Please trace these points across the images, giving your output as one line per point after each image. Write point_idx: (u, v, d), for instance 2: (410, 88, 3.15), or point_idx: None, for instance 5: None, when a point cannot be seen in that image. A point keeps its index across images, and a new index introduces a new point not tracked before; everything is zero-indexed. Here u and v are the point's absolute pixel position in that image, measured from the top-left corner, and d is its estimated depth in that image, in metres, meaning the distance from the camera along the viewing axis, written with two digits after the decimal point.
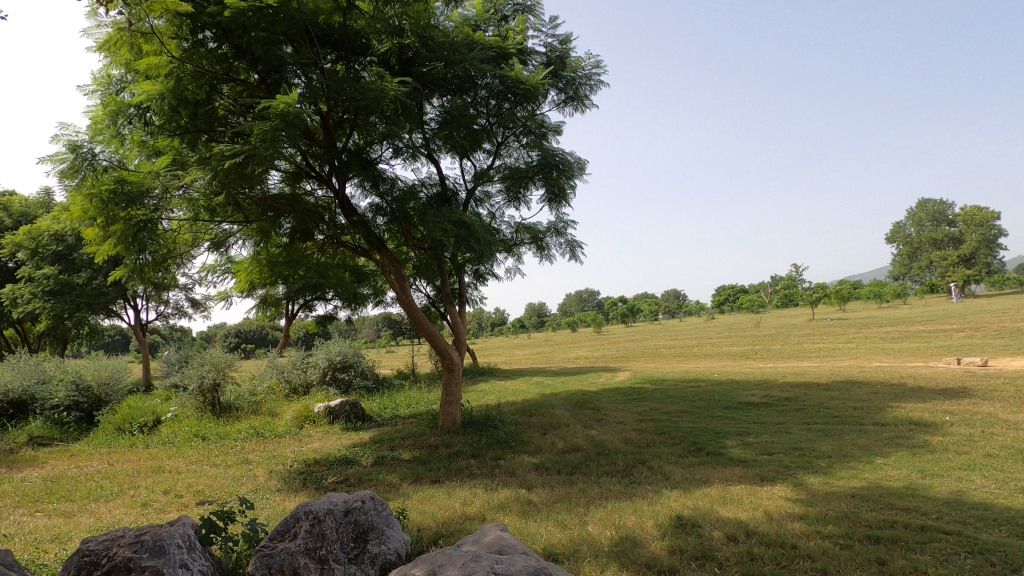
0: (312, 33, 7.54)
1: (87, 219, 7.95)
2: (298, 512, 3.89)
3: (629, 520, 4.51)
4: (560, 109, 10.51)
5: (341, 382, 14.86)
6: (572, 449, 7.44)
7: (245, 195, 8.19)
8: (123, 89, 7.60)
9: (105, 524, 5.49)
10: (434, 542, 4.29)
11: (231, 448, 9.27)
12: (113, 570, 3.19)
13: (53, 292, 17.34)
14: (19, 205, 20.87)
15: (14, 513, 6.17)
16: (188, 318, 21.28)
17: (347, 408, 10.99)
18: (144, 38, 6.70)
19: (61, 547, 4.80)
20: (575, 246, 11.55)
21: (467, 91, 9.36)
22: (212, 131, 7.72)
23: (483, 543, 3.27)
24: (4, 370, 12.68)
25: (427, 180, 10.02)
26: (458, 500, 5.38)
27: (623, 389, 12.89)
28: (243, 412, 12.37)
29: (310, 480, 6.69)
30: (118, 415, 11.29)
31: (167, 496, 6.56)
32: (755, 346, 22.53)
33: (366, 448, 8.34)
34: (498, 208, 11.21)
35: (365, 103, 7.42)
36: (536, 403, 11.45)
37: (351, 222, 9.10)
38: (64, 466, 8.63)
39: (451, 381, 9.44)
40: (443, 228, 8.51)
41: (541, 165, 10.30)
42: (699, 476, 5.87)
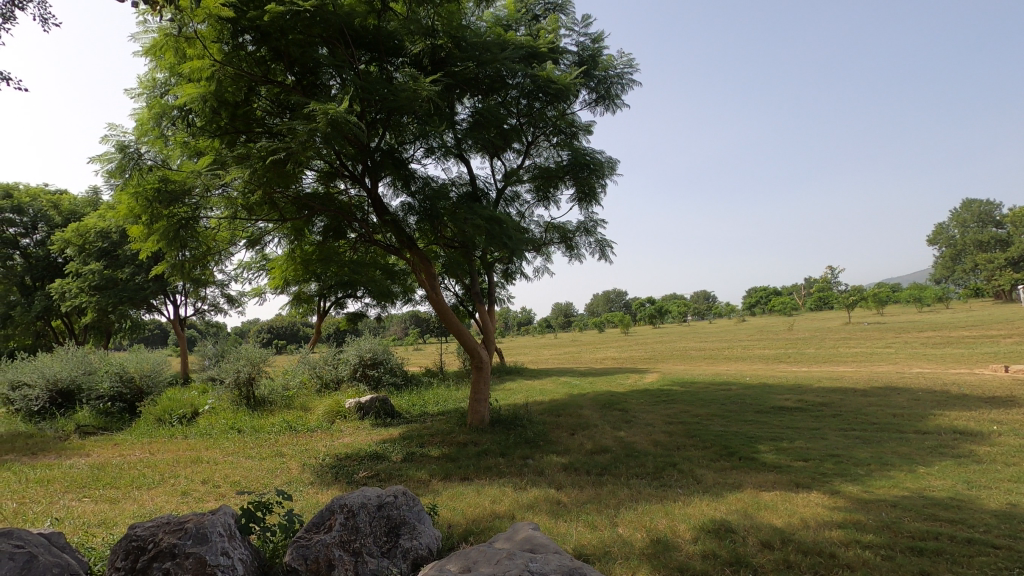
0: (348, 35, 7.68)
1: (132, 217, 8.27)
2: (333, 505, 3.97)
3: (660, 523, 4.46)
4: (590, 109, 10.48)
5: (370, 379, 15.14)
6: (601, 450, 7.41)
7: (280, 194, 8.38)
8: (167, 92, 7.84)
9: (148, 511, 5.71)
10: (465, 539, 4.33)
11: (265, 441, 9.51)
12: (159, 556, 3.32)
13: (98, 287, 18.03)
14: (68, 203, 21.92)
15: (63, 497, 6.47)
16: (223, 314, 21.86)
17: (377, 404, 11.16)
18: (188, 43, 6.92)
19: (107, 532, 5.02)
20: (605, 246, 11.48)
21: (499, 91, 9.42)
22: (250, 131, 7.94)
23: (515, 541, 3.29)
24: (54, 361, 13.29)
25: (457, 179, 10.10)
26: (486, 498, 5.42)
27: (652, 391, 12.76)
28: (277, 406, 12.69)
29: (342, 474, 6.83)
30: (159, 407, 11.71)
31: (206, 485, 6.78)
32: (790, 349, 22.07)
33: (395, 444, 8.47)
34: (528, 207, 11.23)
35: (399, 104, 7.53)
36: (564, 403, 11.43)
37: (383, 220, 9.25)
38: (109, 455, 8.98)
39: (479, 379, 9.53)
40: (475, 225, 8.60)
41: (571, 164, 10.28)
42: (732, 480, 5.77)
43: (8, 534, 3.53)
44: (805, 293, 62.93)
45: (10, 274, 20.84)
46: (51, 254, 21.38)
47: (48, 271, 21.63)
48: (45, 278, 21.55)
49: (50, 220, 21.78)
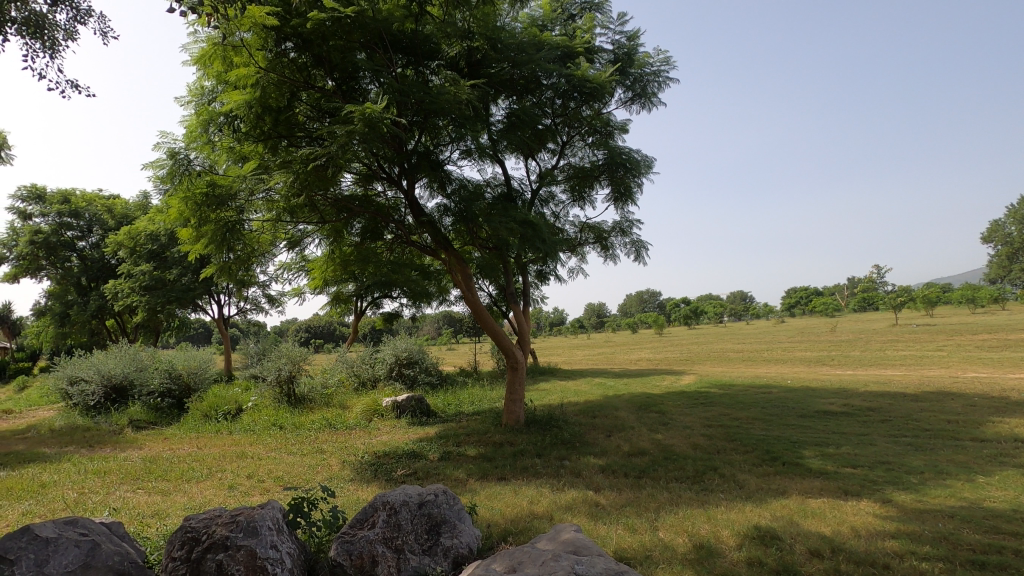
0: (386, 40, 7.80)
1: (182, 220, 8.59)
2: (376, 502, 4.04)
3: (703, 529, 4.38)
4: (626, 107, 10.37)
5: (406, 378, 15.34)
6: (638, 453, 7.33)
7: (320, 196, 8.53)
8: (214, 99, 8.14)
9: (197, 503, 5.93)
10: (504, 539, 4.35)
11: (306, 437, 9.74)
12: (213, 547, 3.43)
13: (148, 288, 18.80)
14: (120, 208, 22.98)
15: (119, 489, 6.77)
16: (264, 313, 22.51)
17: (413, 403, 11.31)
18: (234, 51, 7.15)
19: (161, 523, 5.22)
20: (640, 247, 11.35)
21: (533, 91, 9.43)
22: (291, 136, 8.14)
23: (558, 542, 3.28)
24: (108, 358, 13.92)
25: (492, 180, 10.14)
26: (524, 498, 5.43)
27: (690, 393, 12.55)
28: (317, 403, 12.98)
29: (381, 472, 6.94)
30: (206, 403, 12.14)
31: (251, 480, 6.99)
32: (833, 351, 21.39)
33: (432, 443, 8.55)
34: (563, 208, 11.19)
35: (436, 107, 7.60)
36: (599, 404, 11.36)
37: (419, 221, 9.38)
38: (160, 448, 9.36)
39: (515, 380, 9.54)
40: (510, 227, 8.62)
41: (606, 164, 10.19)
42: (776, 486, 5.63)
43: (74, 523, 3.72)
44: (848, 293, 60.77)
45: (68, 275, 21.98)
46: (106, 256, 22.42)
47: (103, 272, 22.73)
48: (99, 279, 22.59)
49: (104, 223, 22.86)
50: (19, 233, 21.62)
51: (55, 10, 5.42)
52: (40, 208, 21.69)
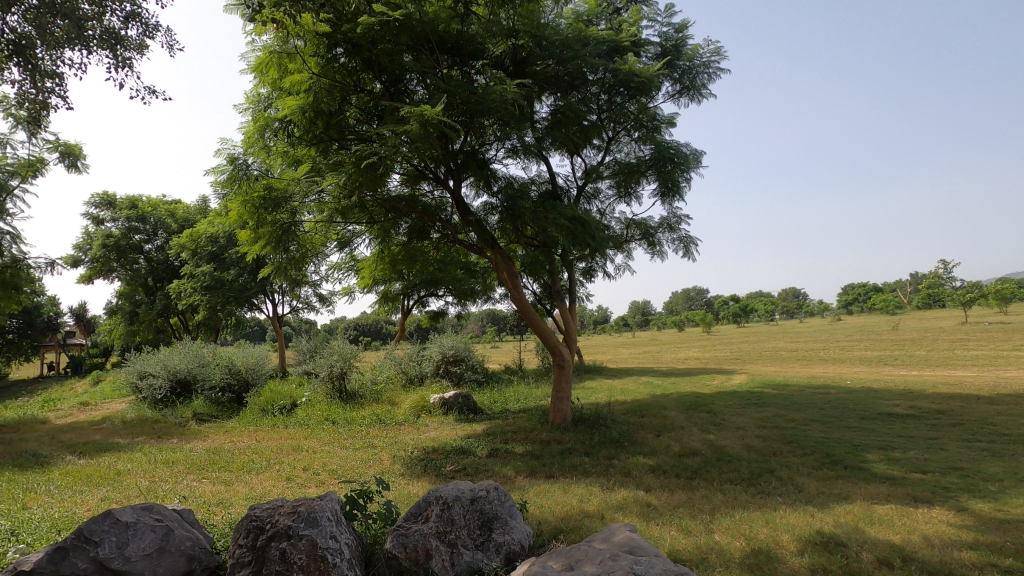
0: (432, 41, 7.89)
1: (241, 223, 8.96)
2: (429, 497, 4.09)
3: (761, 533, 4.24)
4: (674, 100, 10.14)
5: (452, 376, 15.50)
6: (690, 453, 7.18)
7: (370, 196, 8.72)
8: (269, 106, 8.44)
9: (258, 493, 6.19)
10: (555, 536, 4.34)
11: (357, 432, 10.01)
12: (276, 536, 3.56)
13: (208, 287, 19.74)
14: (183, 212, 24.28)
15: (186, 478, 7.15)
16: (315, 312, 23.24)
17: (460, 400, 11.46)
18: (289, 58, 7.48)
19: (225, 511, 5.48)
20: (689, 243, 11.09)
21: (578, 87, 9.36)
22: (342, 139, 8.35)
23: (613, 542, 3.25)
24: (174, 354, 14.71)
25: (537, 178, 10.12)
26: (573, 497, 5.41)
27: (742, 393, 12.18)
28: (367, 399, 13.29)
29: (431, 467, 7.06)
30: (263, 398, 12.66)
31: (307, 472, 7.24)
32: (896, 351, 20.30)
33: (480, 439, 8.63)
34: (609, 204, 11.06)
35: (483, 106, 7.64)
36: (647, 403, 11.17)
37: (465, 220, 9.48)
38: (222, 441, 9.82)
39: (562, 377, 9.51)
40: (557, 224, 8.59)
41: (653, 159, 10.01)
42: (838, 491, 5.40)
43: (149, 509, 3.95)
44: (910, 289, 57.56)
45: (136, 275, 23.32)
46: (169, 258, 23.68)
47: (167, 273, 24.02)
48: (164, 280, 23.88)
49: (168, 227, 24.19)
50: (93, 237, 23.10)
51: (128, 26, 5.75)
52: (110, 214, 23.11)
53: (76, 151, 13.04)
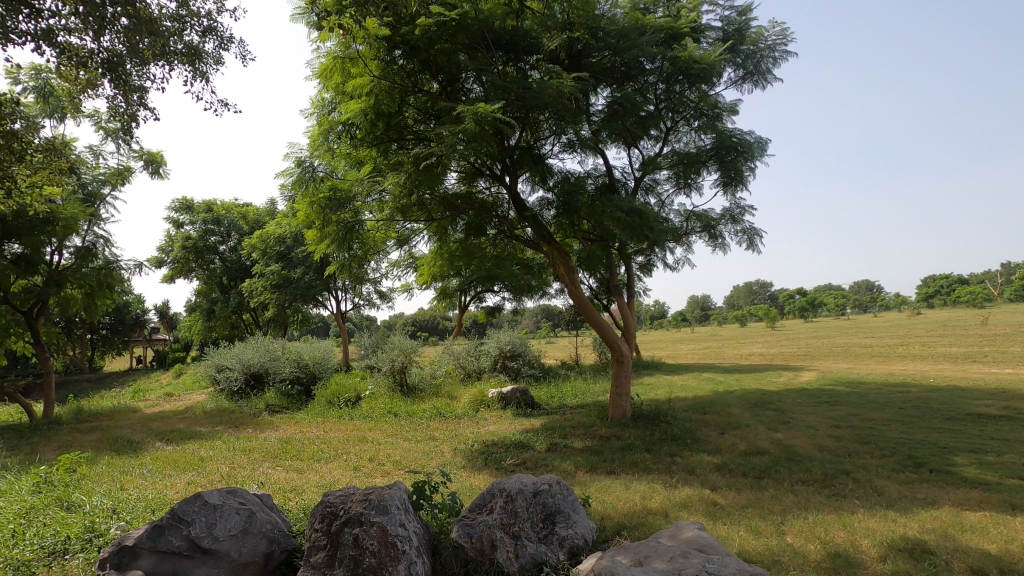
0: (488, 38, 7.96)
1: (308, 223, 9.36)
2: (493, 489, 4.15)
3: (838, 536, 4.05)
4: (736, 87, 9.77)
5: (509, 370, 15.63)
6: (757, 452, 6.94)
7: (428, 195, 8.91)
8: (333, 110, 8.75)
9: (328, 481, 6.50)
10: (619, 533, 4.31)
11: (419, 425, 10.29)
12: (349, 522, 3.72)
13: (277, 285, 20.77)
14: (253, 214, 25.65)
15: (263, 465, 7.58)
16: (376, 308, 23.97)
17: (518, 395, 11.54)
18: (351, 62, 7.74)
19: (299, 497, 5.78)
20: (753, 235, 10.68)
21: (635, 78, 9.17)
22: (401, 139, 8.54)
23: (682, 539, 3.20)
24: (248, 348, 15.61)
25: (594, 171, 10.01)
26: (636, 493, 5.35)
27: (812, 391, 11.61)
28: (427, 393, 13.63)
29: (491, 461, 7.16)
30: (330, 391, 13.23)
31: (372, 462, 7.51)
32: (986, 347, 18.75)
33: (539, 434, 8.67)
34: (667, 196, 10.81)
35: (539, 101, 7.63)
36: (710, 400, 10.86)
37: (522, 216, 9.52)
38: (293, 431, 10.34)
39: (620, 373, 9.39)
40: (615, 217, 8.47)
41: (715, 148, 9.68)
42: (923, 496, 5.07)
43: (234, 492, 4.22)
44: (1001, 280, 52.97)
45: (212, 275, 24.80)
46: (242, 258, 25.09)
47: (240, 272, 25.46)
48: (237, 279, 25.31)
49: (240, 229, 25.64)
50: (174, 239, 24.77)
51: (205, 40, 6.12)
52: (188, 218, 24.68)
53: (158, 159, 14.00)
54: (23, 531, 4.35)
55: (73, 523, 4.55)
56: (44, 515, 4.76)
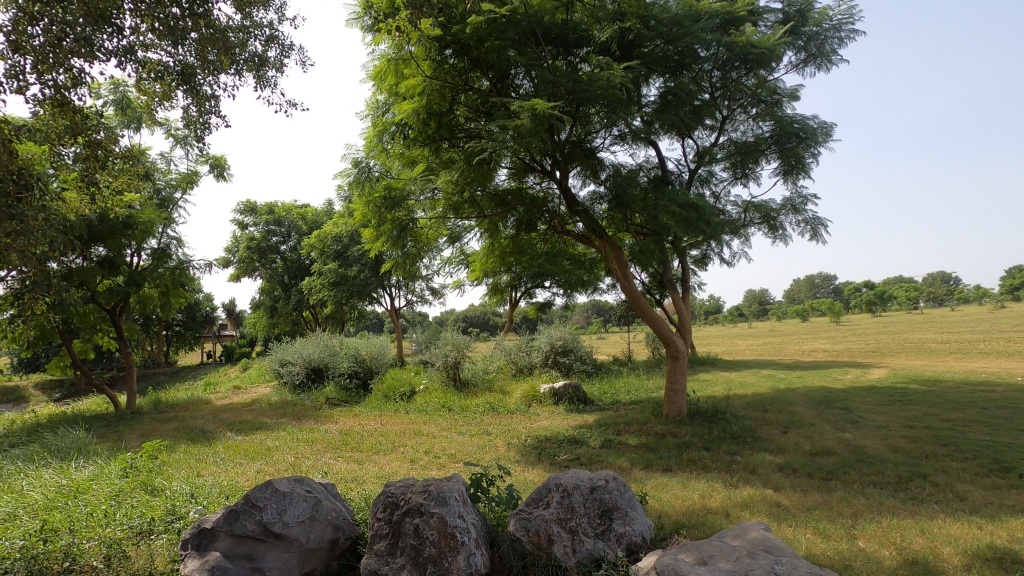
0: (538, 33, 7.95)
1: (365, 222, 9.62)
2: (549, 483, 4.15)
3: (916, 542, 3.83)
4: (798, 71, 9.33)
5: (561, 366, 15.59)
6: (823, 452, 6.64)
7: (480, 191, 8.99)
8: (387, 111, 8.94)
9: (387, 473, 6.70)
10: (678, 531, 4.23)
11: (472, 419, 10.44)
12: (410, 512, 3.82)
13: (335, 283, 21.51)
14: (312, 215, 26.67)
15: (325, 456, 7.90)
16: (429, 305, 24.43)
17: (570, 391, 11.51)
18: (404, 64, 7.92)
19: (360, 487, 5.99)
20: (816, 225, 10.20)
21: (689, 66, 8.92)
22: (452, 137, 8.63)
23: (747, 539, 3.11)
24: (309, 343, 16.34)
25: (646, 164, 9.82)
26: (694, 492, 5.24)
27: (883, 389, 10.99)
28: (479, 387, 13.80)
29: (545, 456, 7.18)
30: (386, 385, 13.61)
31: (429, 455, 7.68)
32: None
33: (592, 430, 8.61)
34: (723, 187, 10.48)
35: (590, 94, 7.54)
36: (771, 398, 10.47)
37: (573, 211, 9.45)
38: (352, 423, 10.70)
39: (676, 369, 9.20)
40: (669, 210, 8.28)
41: (775, 135, 9.28)
42: (1012, 502, 4.72)
43: (301, 481, 4.42)
44: None
45: (275, 274, 25.94)
46: (302, 258, 26.15)
47: (300, 271, 26.53)
48: (297, 277, 26.39)
49: (300, 230, 26.70)
50: (239, 240, 26.07)
51: (268, 48, 6.39)
52: (252, 219, 25.91)
53: (222, 163, 14.75)
54: (113, 512, 4.69)
55: (157, 506, 4.89)
56: (131, 498, 5.13)
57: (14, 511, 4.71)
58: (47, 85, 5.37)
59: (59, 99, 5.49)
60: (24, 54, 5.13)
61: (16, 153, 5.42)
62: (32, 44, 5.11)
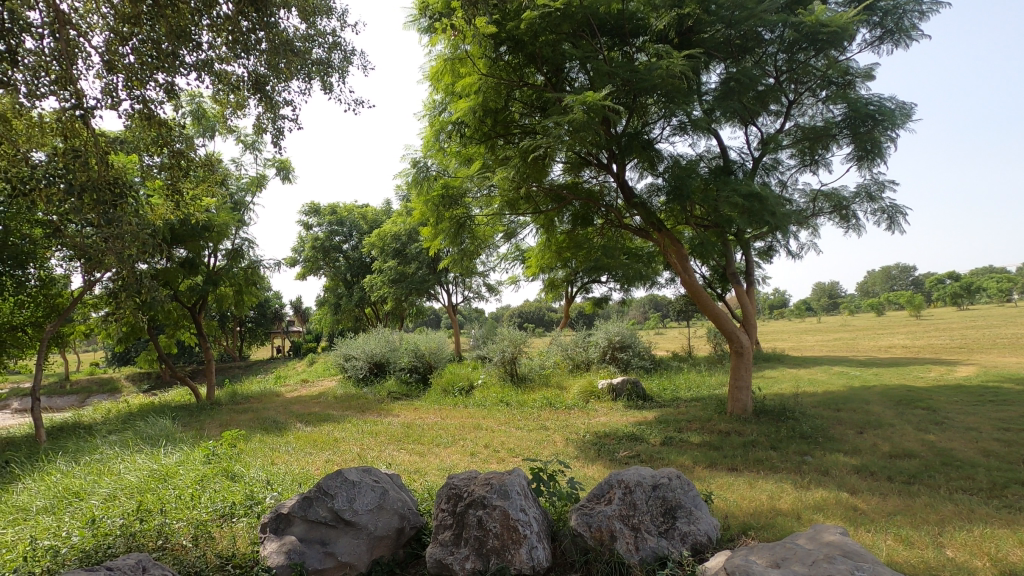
0: (593, 25, 7.85)
1: (424, 220, 9.84)
2: (611, 480, 4.12)
3: (1014, 554, 3.54)
4: (874, 49, 8.76)
5: (619, 362, 15.37)
6: (904, 454, 6.25)
7: (536, 187, 8.99)
8: (444, 110, 9.07)
9: (448, 465, 6.85)
10: (745, 532, 4.10)
11: (530, 414, 10.50)
12: (473, 503, 3.90)
13: (395, 280, 22.12)
14: (372, 215, 27.53)
15: (389, 447, 8.17)
16: (485, 300, 24.69)
17: (628, 387, 11.38)
18: (461, 63, 8.03)
19: (423, 479, 6.17)
20: (895, 213, 9.56)
21: (753, 50, 8.57)
22: (508, 134, 8.68)
23: (823, 542, 2.99)
24: (371, 338, 16.91)
25: (706, 154, 9.52)
26: (762, 492, 5.05)
27: (972, 388, 10.17)
28: (536, 382, 13.83)
29: (604, 452, 7.13)
30: (445, 380, 13.94)
31: (488, 449, 7.78)
32: None
33: (652, 427, 8.47)
34: (790, 175, 10.01)
35: (648, 84, 7.36)
36: (844, 396, 9.92)
37: (630, 204, 9.28)
38: (413, 416, 10.99)
39: (740, 365, 8.89)
40: (732, 202, 7.99)
41: (847, 118, 8.76)
42: None
43: (369, 471, 4.60)
44: None
45: (338, 272, 26.97)
46: (363, 256, 27.06)
47: (361, 268, 27.44)
48: (359, 275, 27.33)
49: (360, 228, 27.61)
50: (305, 240, 27.28)
51: (332, 54, 6.64)
52: (317, 220, 27.02)
53: (288, 166, 15.46)
54: (199, 496, 5.04)
55: (238, 492, 5.22)
56: (214, 483, 5.50)
57: (113, 492, 5.16)
58: (135, 100, 5.78)
59: (145, 112, 5.91)
60: (116, 72, 5.54)
61: (110, 164, 5.90)
62: (123, 62, 5.54)
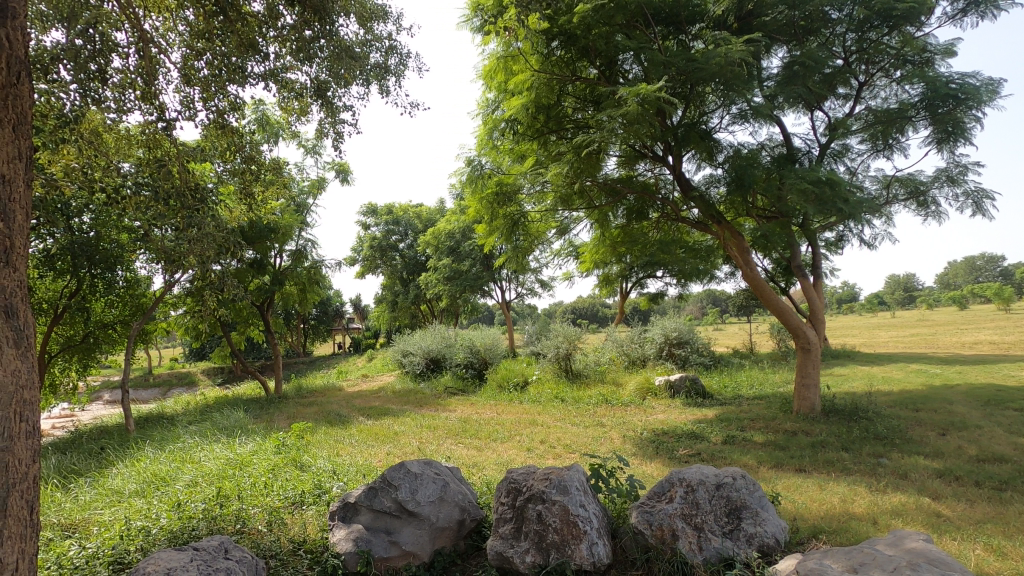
0: (648, 14, 7.69)
1: (478, 217, 9.94)
2: (672, 478, 4.05)
3: None
4: (955, 22, 8.12)
5: (677, 358, 15.03)
6: (994, 458, 5.80)
7: (590, 182, 8.89)
8: (496, 108, 9.09)
9: (505, 460, 6.93)
10: (815, 536, 3.94)
11: (586, 410, 10.44)
12: (533, 497, 3.93)
13: (449, 277, 22.50)
14: (426, 214, 28.09)
15: (447, 441, 8.34)
16: (538, 296, 24.72)
17: (687, 383, 11.15)
18: (513, 60, 8.06)
19: (481, 472, 6.26)
20: (981, 198, 8.85)
21: (818, 31, 8.15)
22: (561, 129, 8.66)
23: (904, 549, 2.82)
24: (428, 335, 17.31)
25: (768, 142, 9.14)
26: (833, 495, 4.83)
27: None
28: (592, 378, 13.74)
29: (663, 449, 7.01)
30: (500, 375, 14.06)
31: (544, 445, 7.80)
32: None
33: (713, 425, 8.25)
34: (860, 161, 9.46)
35: (706, 72, 7.12)
36: (924, 396, 9.29)
37: (688, 196, 9.04)
38: (469, 411, 11.16)
39: (807, 362, 8.49)
40: (798, 190, 7.62)
41: (925, 98, 8.18)
42: None
43: (431, 463, 4.72)
44: None
45: (395, 270, 27.67)
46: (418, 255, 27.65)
47: (417, 266, 28.05)
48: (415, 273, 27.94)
49: (416, 227, 28.23)
50: (363, 240, 28.15)
51: (388, 58, 6.80)
52: (374, 220, 27.81)
53: (346, 169, 15.99)
54: (271, 483, 5.34)
55: (307, 481, 5.49)
56: (285, 472, 5.81)
57: (195, 478, 5.54)
58: (210, 111, 6.14)
59: (219, 122, 6.27)
60: (193, 85, 5.91)
61: (189, 172, 6.31)
62: (198, 75, 5.89)
